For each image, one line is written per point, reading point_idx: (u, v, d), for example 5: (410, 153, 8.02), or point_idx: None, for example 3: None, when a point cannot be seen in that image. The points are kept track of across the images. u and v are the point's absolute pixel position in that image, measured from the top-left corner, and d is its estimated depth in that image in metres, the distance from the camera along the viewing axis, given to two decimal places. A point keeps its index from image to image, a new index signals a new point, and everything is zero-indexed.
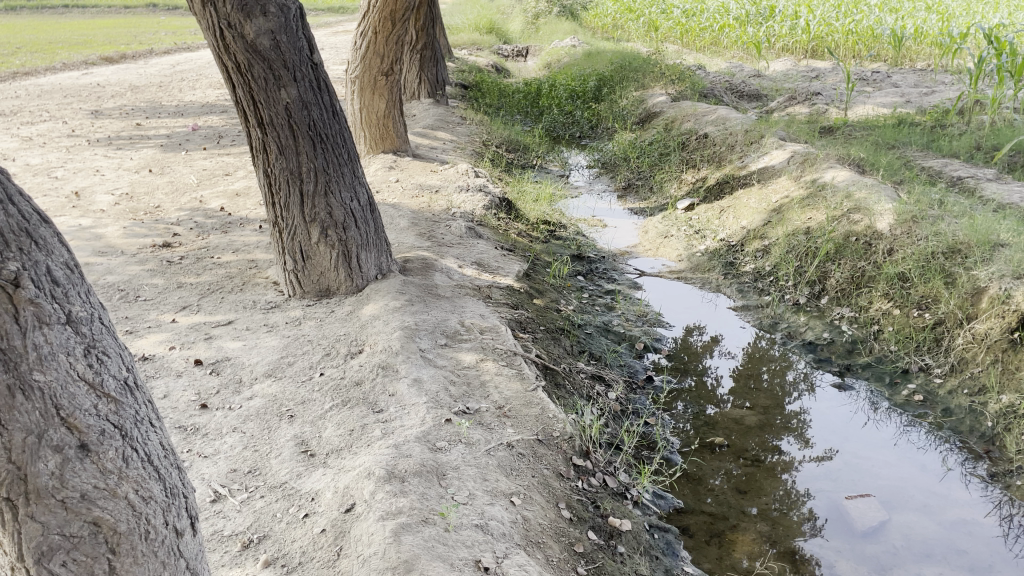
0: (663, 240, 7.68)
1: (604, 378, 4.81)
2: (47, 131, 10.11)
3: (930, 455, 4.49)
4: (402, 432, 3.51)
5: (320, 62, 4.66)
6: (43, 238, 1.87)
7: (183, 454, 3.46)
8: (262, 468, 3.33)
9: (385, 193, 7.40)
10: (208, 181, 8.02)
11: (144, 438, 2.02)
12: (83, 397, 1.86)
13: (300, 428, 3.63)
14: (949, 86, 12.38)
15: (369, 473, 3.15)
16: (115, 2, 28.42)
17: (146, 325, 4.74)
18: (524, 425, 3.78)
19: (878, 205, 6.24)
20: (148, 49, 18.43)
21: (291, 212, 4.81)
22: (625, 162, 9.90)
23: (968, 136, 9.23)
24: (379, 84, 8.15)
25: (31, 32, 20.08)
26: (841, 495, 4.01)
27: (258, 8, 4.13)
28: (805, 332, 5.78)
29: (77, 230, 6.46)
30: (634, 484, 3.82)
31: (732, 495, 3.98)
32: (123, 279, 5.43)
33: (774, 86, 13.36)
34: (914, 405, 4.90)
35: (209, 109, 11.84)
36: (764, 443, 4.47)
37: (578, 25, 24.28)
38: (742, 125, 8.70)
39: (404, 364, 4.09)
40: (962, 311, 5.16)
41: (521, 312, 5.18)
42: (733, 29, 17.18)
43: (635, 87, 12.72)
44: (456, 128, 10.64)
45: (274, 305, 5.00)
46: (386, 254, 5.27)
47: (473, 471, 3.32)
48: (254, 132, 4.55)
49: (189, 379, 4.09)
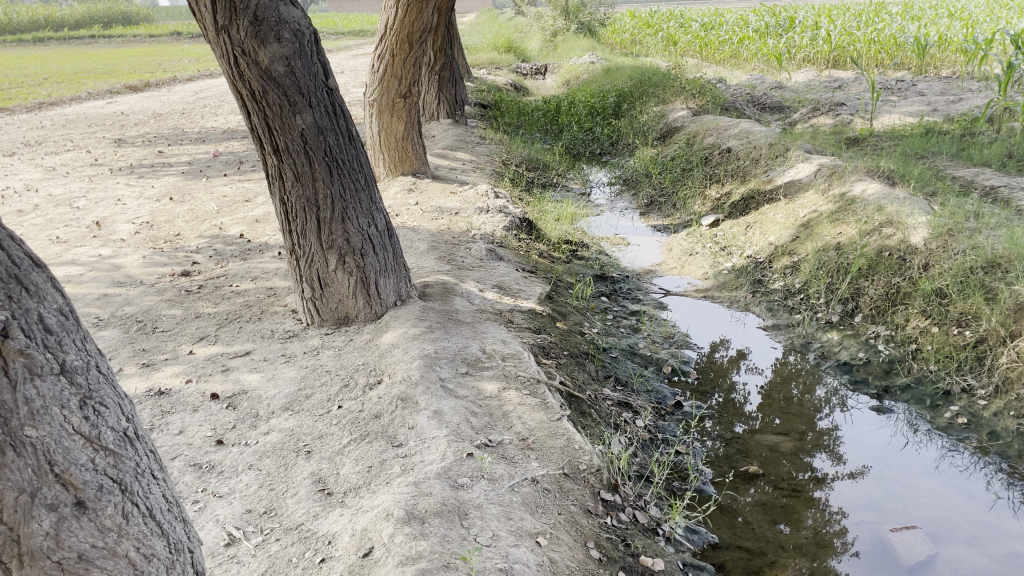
0: (688, 258, 7.51)
1: (630, 404, 4.65)
2: (71, 160, 10.17)
3: (976, 480, 4.26)
4: (421, 468, 3.38)
5: (335, 87, 4.59)
6: (34, 285, 1.78)
7: (199, 494, 3.36)
8: (279, 508, 3.21)
9: (405, 216, 7.31)
10: (228, 207, 7.99)
11: (145, 492, 1.91)
12: (79, 451, 1.75)
13: (317, 464, 3.51)
14: (976, 93, 12.15)
15: (388, 514, 3.02)
16: (140, 32, 28.97)
17: (163, 357, 4.66)
18: (549, 458, 3.63)
19: (912, 218, 6.07)
20: (171, 76, 18.68)
21: (308, 239, 4.72)
22: (648, 179, 9.77)
23: (999, 144, 9.04)
24: (397, 106, 8.09)
25: (57, 62, 20.39)
26: (885, 528, 3.79)
27: (272, 34, 4.08)
28: (839, 352, 5.58)
29: (98, 261, 6.43)
30: (666, 519, 3.64)
31: (769, 528, 3.79)
32: (142, 310, 5.38)
33: (796, 98, 13.21)
34: (957, 428, 4.67)
35: (230, 135, 11.87)
36: (798, 469, 4.28)
37: (596, 41, 24.27)
38: (766, 139, 8.57)
39: (424, 396, 3.96)
40: (1005, 328, 4.95)
41: (544, 337, 5.03)
42: (753, 42, 17.09)
43: (655, 102, 12.61)
44: (475, 148, 10.59)
45: (292, 335, 4.91)
46: (405, 280, 5.16)
47: (497, 510, 3.18)
48: (270, 160, 4.47)
49: (205, 415, 3.99)
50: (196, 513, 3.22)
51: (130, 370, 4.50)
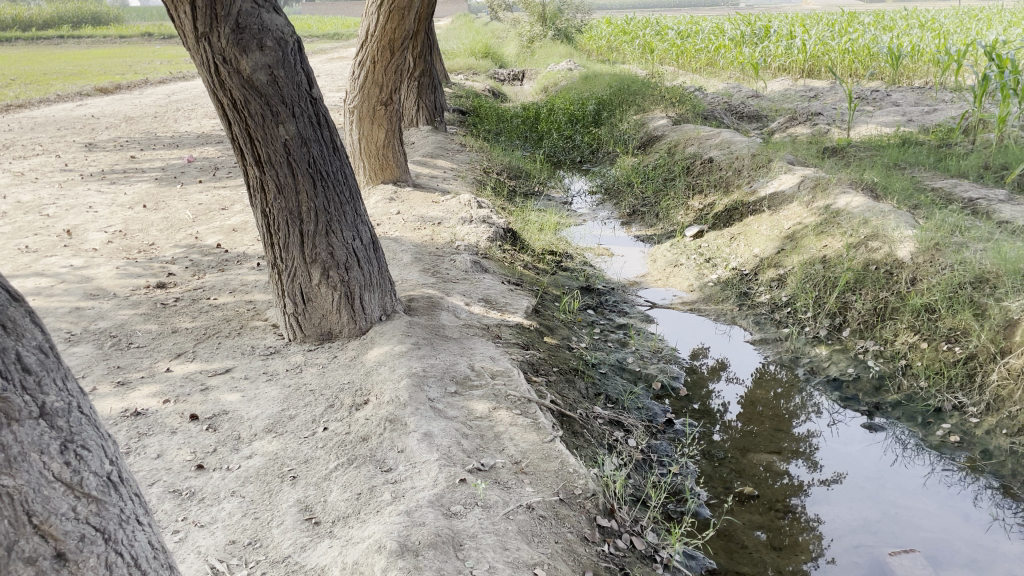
0: (673, 269, 7.46)
1: (622, 423, 4.57)
2: (40, 165, 9.90)
3: (968, 500, 4.22)
4: (413, 495, 3.26)
5: (319, 97, 4.46)
6: (12, 321, 1.64)
7: (179, 524, 3.21)
8: (264, 539, 3.08)
9: (386, 226, 7.18)
10: (204, 215, 7.81)
11: (130, 540, 1.78)
12: (60, 499, 1.62)
13: (303, 490, 3.38)
14: (950, 104, 12.28)
15: (380, 547, 2.90)
16: (111, 32, 28.50)
17: (139, 375, 4.49)
18: (543, 483, 3.53)
19: (898, 232, 6.07)
20: (143, 79, 18.33)
21: (290, 253, 4.58)
22: (630, 188, 9.73)
23: (976, 155, 9.11)
24: (378, 113, 7.95)
25: (25, 63, 20.02)
26: (884, 551, 3.72)
27: (254, 42, 3.94)
28: (829, 367, 5.54)
29: (69, 271, 6.22)
30: (664, 546, 3.54)
31: (767, 553, 3.73)
32: (116, 324, 5.20)
33: (773, 107, 13.27)
34: (950, 446, 4.64)
35: (205, 140, 11.64)
36: (793, 489, 4.23)
37: (572, 48, 24.31)
38: (748, 149, 8.55)
39: (413, 417, 3.84)
40: (995, 345, 4.94)
41: (533, 353, 4.93)
42: (729, 50, 17.18)
43: (635, 110, 12.60)
44: (456, 156, 10.47)
45: (274, 351, 4.76)
46: (391, 294, 5.03)
47: (492, 540, 3.07)
48: (252, 171, 4.33)
49: (185, 437, 3.83)
50: (176, 544, 3.07)
51: (105, 389, 4.32)
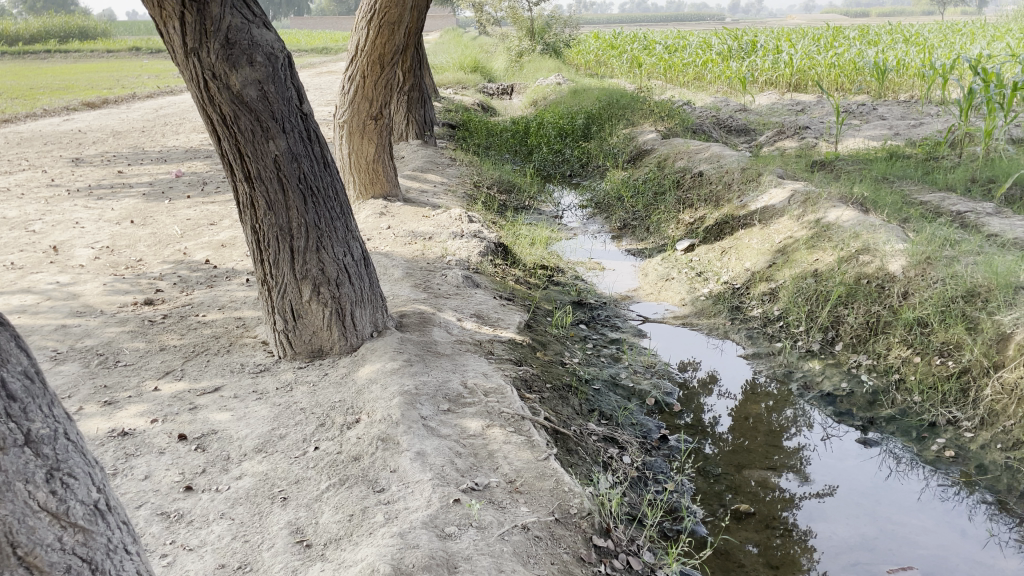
0: (664, 283, 7.45)
1: (616, 439, 4.53)
2: (26, 180, 9.81)
3: (963, 515, 4.20)
4: (406, 517, 3.21)
5: (310, 112, 4.43)
6: None
7: (166, 547, 3.13)
8: (254, 563, 3.01)
9: (377, 241, 7.14)
10: (192, 230, 7.75)
11: (117, 570, 1.74)
12: (45, 529, 1.57)
13: (294, 512, 3.32)
14: (935, 118, 12.37)
15: (373, 570, 2.84)
16: (97, 47, 28.41)
17: (126, 394, 4.41)
18: (538, 502, 3.48)
19: (888, 246, 6.09)
20: (130, 93, 18.26)
21: (280, 269, 4.53)
22: (620, 202, 9.74)
23: (962, 169, 9.16)
24: (368, 128, 7.92)
25: (11, 77, 19.91)
26: (882, 569, 3.69)
27: (244, 57, 3.91)
28: (822, 382, 5.52)
29: (54, 288, 6.15)
30: (661, 565, 3.50)
31: (764, 571, 3.69)
32: (103, 342, 5.12)
33: (761, 121, 13.34)
34: (945, 461, 4.62)
35: (193, 154, 11.57)
36: (789, 505, 4.20)
37: (561, 62, 24.42)
38: (737, 163, 8.57)
39: (405, 436, 3.79)
40: (988, 359, 4.95)
41: (526, 369, 4.89)
42: (716, 64, 17.27)
43: (624, 123, 12.63)
44: (446, 170, 10.45)
45: (263, 369, 4.70)
46: (382, 311, 4.99)
47: (488, 561, 3.02)
48: (241, 187, 4.28)
49: (173, 458, 3.76)
50: (164, 568, 3.00)
51: (91, 409, 4.24)
